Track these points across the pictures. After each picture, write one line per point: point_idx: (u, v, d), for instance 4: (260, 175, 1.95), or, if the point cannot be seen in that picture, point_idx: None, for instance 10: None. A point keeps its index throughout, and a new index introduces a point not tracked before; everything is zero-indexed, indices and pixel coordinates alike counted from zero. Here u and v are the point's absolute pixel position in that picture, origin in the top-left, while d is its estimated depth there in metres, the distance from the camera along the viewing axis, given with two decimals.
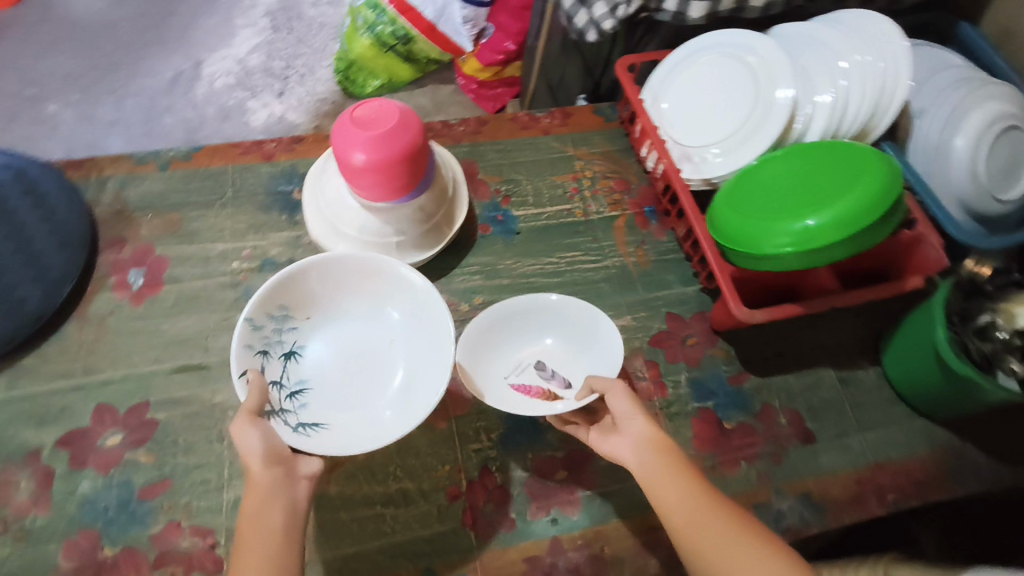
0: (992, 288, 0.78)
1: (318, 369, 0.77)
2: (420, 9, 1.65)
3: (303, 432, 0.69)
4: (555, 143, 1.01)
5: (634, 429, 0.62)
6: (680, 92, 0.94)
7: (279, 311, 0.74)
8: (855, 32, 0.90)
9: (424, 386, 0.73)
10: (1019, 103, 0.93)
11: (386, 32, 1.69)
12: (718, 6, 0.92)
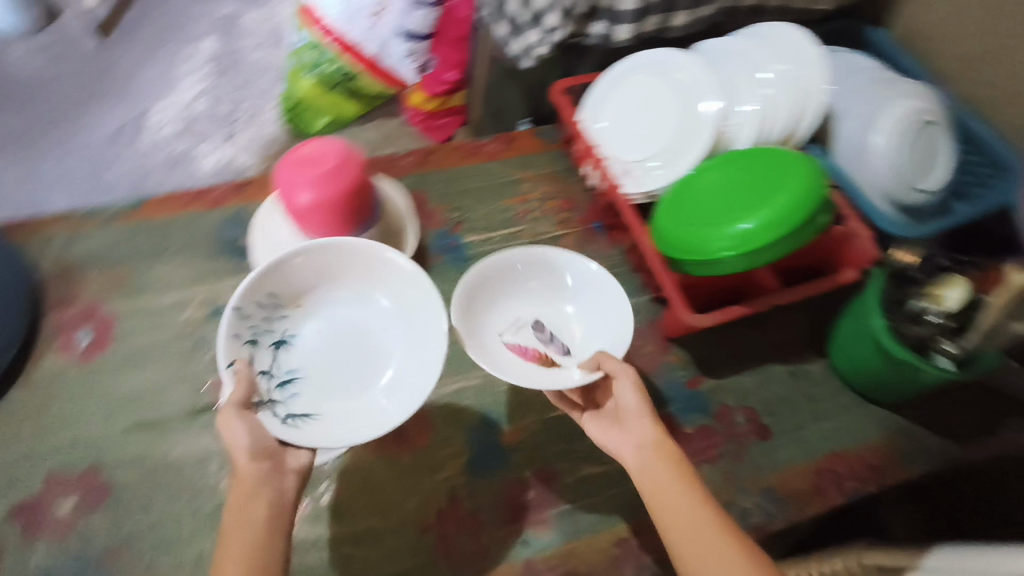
0: (921, 274, 0.81)
1: (311, 356, 0.73)
2: (362, 45, 1.66)
3: (292, 424, 0.66)
4: (501, 168, 1.03)
5: (638, 430, 0.65)
6: (614, 112, 0.97)
7: (268, 298, 0.70)
8: (772, 45, 0.95)
9: (416, 377, 0.69)
10: (930, 99, 0.99)
11: (329, 71, 1.71)
12: (643, 28, 0.97)
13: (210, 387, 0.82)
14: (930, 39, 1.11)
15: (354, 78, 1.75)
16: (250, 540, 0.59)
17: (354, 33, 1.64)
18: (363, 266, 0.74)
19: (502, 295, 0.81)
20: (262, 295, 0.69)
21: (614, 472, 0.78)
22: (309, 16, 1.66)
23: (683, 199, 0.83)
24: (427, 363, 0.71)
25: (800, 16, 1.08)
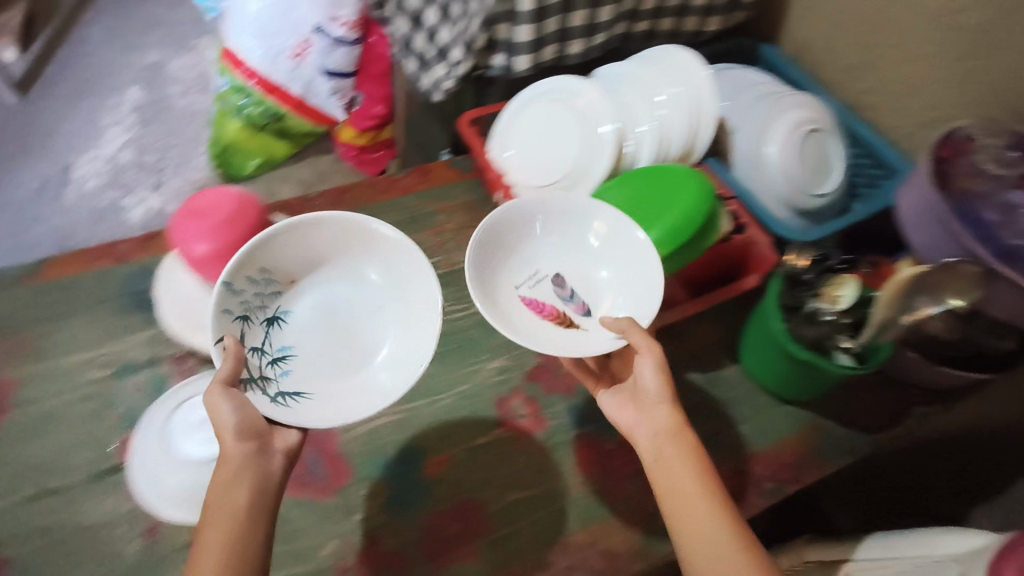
0: (811, 276, 0.85)
1: (302, 330, 0.79)
2: (287, 86, 1.64)
3: (284, 400, 0.72)
4: (416, 201, 1.04)
5: (658, 415, 0.70)
6: (520, 140, 0.99)
7: (260, 274, 0.75)
8: (664, 68, 0.99)
9: (413, 353, 0.77)
10: (818, 108, 1.05)
11: (255, 113, 1.70)
12: (541, 57, 1.00)
13: (119, 448, 0.79)
14: (816, 53, 1.18)
15: (281, 118, 1.74)
16: (231, 520, 0.62)
17: (278, 75, 1.61)
18: (353, 243, 0.81)
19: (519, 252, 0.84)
20: (255, 270, 0.74)
21: (542, 494, 0.79)
22: (231, 57, 1.63)
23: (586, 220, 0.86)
24: (415, 343, 0.78)
25: (693, 38, 1.14)
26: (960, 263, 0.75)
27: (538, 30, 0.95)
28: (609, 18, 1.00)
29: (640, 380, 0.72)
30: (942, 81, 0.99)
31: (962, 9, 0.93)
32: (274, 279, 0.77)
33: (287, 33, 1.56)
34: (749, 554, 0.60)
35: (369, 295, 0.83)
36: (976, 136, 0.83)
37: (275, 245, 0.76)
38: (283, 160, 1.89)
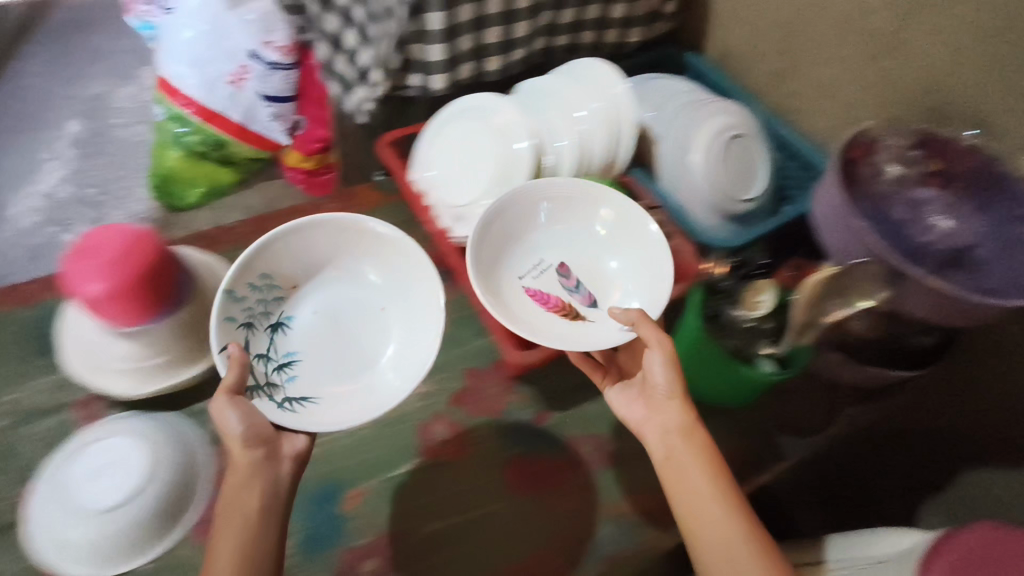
0: (729, 284, 0.87)
1: (307, 336, 0.86)
2: (225, 113, 1.61)
3: (291, 405, 0.77)
4: None
5: (666, 411, 0.74)
6: (440, 161, 0.99)
7: (263, 282, 0.83)
8: (584, 81, 0.99)
9: (416, 347, 0.83)
10: (740, 115, 1.06)
11: (195, 142, 1.65)
12: (457, 76, 0.99)
13: (13, 503, 0.75)
14: (738, 60, 1.19)
15: (223, 146, 1.69)
16: (246, 527, 0.64)
17: (215, 103, 1.59)
18: (354, 245, 0.88)
19: (514, 247, 0.90)
20: (256, 278, 0.82)
21: (457, 526, 0.77)
22: (166, 86, 1.58)
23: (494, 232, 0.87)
24: (414, 340, 0.84)
25: (615, 50, 1.14)
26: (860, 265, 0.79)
27: (450, 50, 0.94)
28: (524, 35, 1.00)
29: (648, 375, 0.75)
30: (857, 82, 1.00)
31: (869, 11, 0.94)
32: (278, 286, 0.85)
33: (223, 60, 1.53)
34: (757, 547, 0.65)
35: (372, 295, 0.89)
36: (884, 137, 0.86)
37: (275, 255, 0.83)
38: (228, 190, 1.80)
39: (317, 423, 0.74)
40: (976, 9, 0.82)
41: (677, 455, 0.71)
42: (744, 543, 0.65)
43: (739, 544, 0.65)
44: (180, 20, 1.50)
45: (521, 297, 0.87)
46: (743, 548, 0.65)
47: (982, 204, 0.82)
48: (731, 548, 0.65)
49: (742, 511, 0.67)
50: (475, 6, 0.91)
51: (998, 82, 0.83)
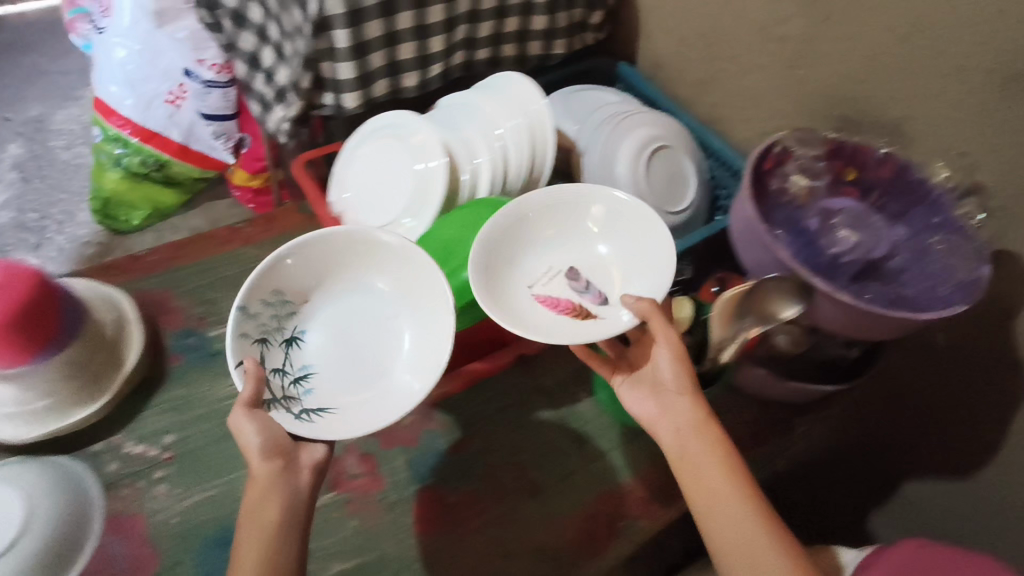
0: None
1: (324, 349, 0.81)
2: (165, 133, 1.56)
3: (307, 418, 0.73)
4: (258, 250, 0.99)
5: (679, 407, 0.71)
6: (357, 180, 0.96)
7: (275, 298, 0.78)
8: (502, 95, 0.96)
9: (432, 350, 0.77)
10: (667, 124, 1.04)
11: (133, 163, 1.60)
12: (372, 93, 0.96)
13: None
14: (670, 69, 1.17)
15: (163, 166, 1.65)
16: (269, 540, 0.63)
17: (153, 123, 1.54)
18: (360, 255, 0.82)
19: (527, 250, 0.85)
20: (268, 294, 0.77)
21: (369, 562, 0.74)
22: (101, 106, 1.53)
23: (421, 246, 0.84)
24: (427, 350, 0.78)
25: (540, 62, 1.12)
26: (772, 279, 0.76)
27: (360, 67, 0.91)
28: (440, 49, 0.97)
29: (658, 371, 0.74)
30: (779, 90, 1.01)
31: (784, 20, 0.95)
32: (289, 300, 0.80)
33: (157, 79, 1.48)
34: (778, 539, 0.63)
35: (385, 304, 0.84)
36: (794, 148, 0.83)
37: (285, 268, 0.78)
38: (174, 208, 1.78)
39: (328, 431, 0.70)
40: (883, 17, 0.82)
41: (691, 451, 0.69)
42: (766, 535, 0.63)
43: (759, 538, 0.63)
44: (111, 35, 1.44)
45: (533, 304, 0.82)
46: (764, 541, 0.63)
47: (896, 210, 0.84)
48: (753, 543, 0.63)
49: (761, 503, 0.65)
50: (384, 21, 0.89)
51: (906, 88, 0.84)
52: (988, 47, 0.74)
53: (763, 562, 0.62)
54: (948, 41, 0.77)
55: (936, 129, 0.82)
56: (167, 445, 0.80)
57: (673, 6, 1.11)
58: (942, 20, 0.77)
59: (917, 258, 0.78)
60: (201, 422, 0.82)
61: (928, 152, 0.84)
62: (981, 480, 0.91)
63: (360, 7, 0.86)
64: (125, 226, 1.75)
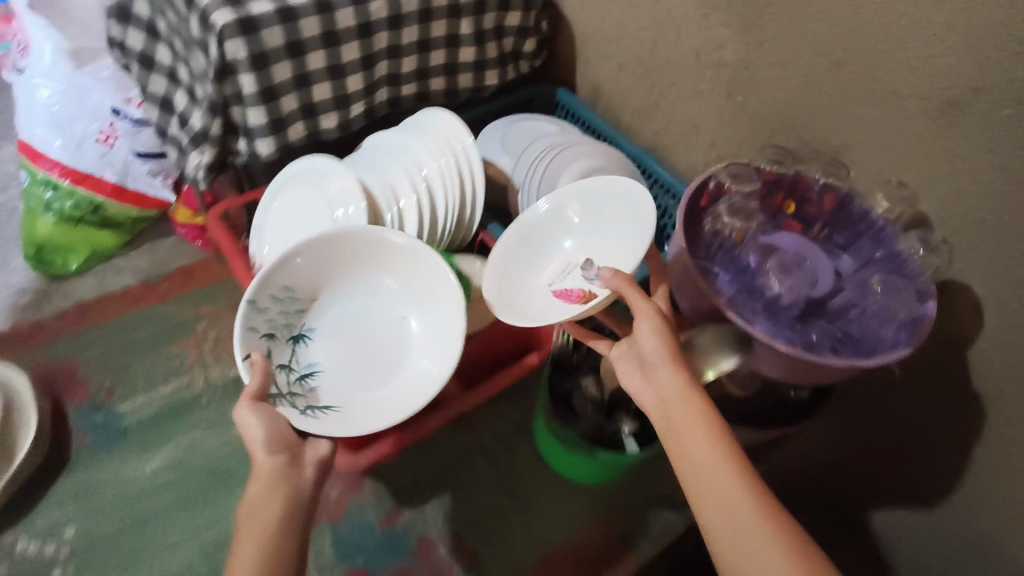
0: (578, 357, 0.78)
1: (331, 346, 0.80)
2: (98, 172, 1.41)
3: (311, 413, 0.72)
4: (174, 309, 0.92)
5: (660, 373, 0.60)
6: (275, 231, 0.90)
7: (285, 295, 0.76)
8: (428, 134, 0.91)
9: (443, 346, 0.77)
10: (605, 155, 1.00)
11: (66, 206, 1.42)
12: (288, 138, 0.90)
13: None
14: (611, 95, 1.13)
15: (100, 208, 1.46)
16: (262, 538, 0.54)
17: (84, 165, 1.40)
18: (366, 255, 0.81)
19: (546, 248, 0.83)
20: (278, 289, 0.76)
21: None
22: (25, 149, 1.38)
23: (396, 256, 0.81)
24: (436, 349, 0.78)
25: (472, 94, 1.07)
26: (703, 330, 0.72)
27: (271, 111, 0.86)
28: (360, 88, 0.92)
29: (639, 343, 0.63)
30: (719, 117, 0.97)
31: (717, 45, 0.92)
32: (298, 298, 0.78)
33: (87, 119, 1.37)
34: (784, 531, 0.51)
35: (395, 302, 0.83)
36: (727, 185, 0.78)
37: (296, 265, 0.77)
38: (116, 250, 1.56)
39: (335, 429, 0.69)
40: (812, 42, 0.80)
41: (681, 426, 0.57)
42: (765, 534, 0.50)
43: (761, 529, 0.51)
44: (31, 73, 1.33)
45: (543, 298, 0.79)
46: (766, 533, 0.50)
47: (845, 238, 0.82)
48: (752, 535, 0.51)
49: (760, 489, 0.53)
50: (294, 62, 0.84)
51: (844, 115, 0.81)
52: (918, 72, 0.71)
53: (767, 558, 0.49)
54: (879, 67, 0.75)
55: (876, 156, 0.79)
56: (66, 540, 0.73)
57: (607, 32, 1.08)
58: (872, 45, 0.74)
59: (863, 293, 0.74)
60: (104, 510, 0.75)
61: (870, 181, 0.81)
62: (949, 514, 0.85)
63: (264, 51, 0.81)
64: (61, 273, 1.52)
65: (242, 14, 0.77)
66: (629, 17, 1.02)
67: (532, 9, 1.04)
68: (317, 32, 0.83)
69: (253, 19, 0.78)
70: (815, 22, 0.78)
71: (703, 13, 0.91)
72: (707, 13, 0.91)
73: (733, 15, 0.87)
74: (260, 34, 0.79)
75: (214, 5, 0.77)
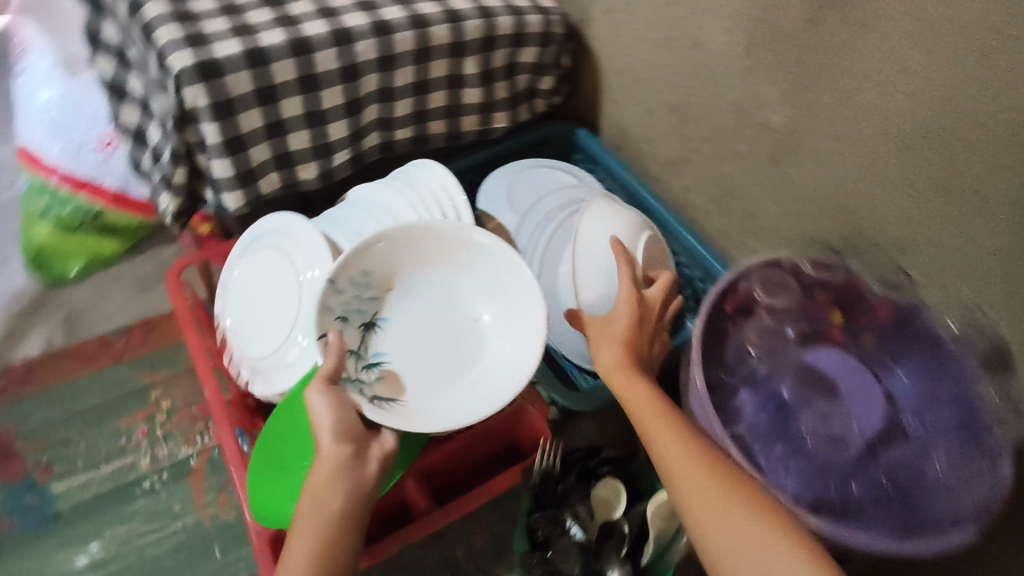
0: (565, 484, 0.67)
1: (401, 334, 0.74)
2: (100, 178, 1.23)
3: (380, 404, 0.68)
4: (129, 373, 0.89)
5: (603, 359, 0.64)
6: (237, 295, 0.79)
7: (359, 280, 0.72)
8: (414, 192, 0.79)
9: (518, 357, 0.72)
10: None
11: (63, 212, 1.24)
12: (258, 192, 0.79)
13: None
14: (637, 143, 0.99)
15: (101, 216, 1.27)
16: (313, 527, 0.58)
17: (86, 171, 1.23)
18: (448, 255, 0.76)
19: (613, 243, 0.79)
20: (355, 273, 0.71)
21: None
22: (27, 155, 1.23)
23: (485, 265, 0.76)
24: (514, 346, 0.73)
25: (477, 137, 0.95)
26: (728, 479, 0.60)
27: (238, 164, 0.75)
28: (344, 135, 0.81)
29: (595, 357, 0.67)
30: (757, 184, 0.82)
31: (762, 104, 0.77)
32: (370, 286, 0.73)
33: (90, 123, 1.22)
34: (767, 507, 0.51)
35: (469, 292, 0.77)
36: (758, 295, 0.67)
37: (377, 250, 0.73)
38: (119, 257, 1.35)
39: (407, 424, 0.66)
40: (879, 119, 0.65)
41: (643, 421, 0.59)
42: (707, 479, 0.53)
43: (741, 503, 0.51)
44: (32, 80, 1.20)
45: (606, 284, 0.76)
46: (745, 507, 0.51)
47: (898, 348, 0.68)
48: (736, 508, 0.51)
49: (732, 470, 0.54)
50: (265, 109, 0.73)
51: (911, 209, 0.66)
52: (1016, 176, 0.56)
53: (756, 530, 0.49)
54: (963, 162, 0.59)
55: (944, 264, 0.64)
56: None
57: (636, 72, 0.93)
58: (965, 132, 0.58)
59: (922, 453, 0.62)
60: None
61: (937, 288, 0.65)
62: None
63: (229, 98, 0.70)
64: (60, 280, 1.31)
65: (202, 58, 0.67)
66: (661, 59, 0.87)
67: (551, 44, 0.91)
68: (292, 76, 0.72)
69: (215, 63, 0.67)
70: (884, 96, 0.63)
71: (747, 66, 0.76)
72: (752, 67, 0.75)
73: (783, 73, 0.72)
74: (224, 80, 0.68)
75: (171, 46, 0.67)
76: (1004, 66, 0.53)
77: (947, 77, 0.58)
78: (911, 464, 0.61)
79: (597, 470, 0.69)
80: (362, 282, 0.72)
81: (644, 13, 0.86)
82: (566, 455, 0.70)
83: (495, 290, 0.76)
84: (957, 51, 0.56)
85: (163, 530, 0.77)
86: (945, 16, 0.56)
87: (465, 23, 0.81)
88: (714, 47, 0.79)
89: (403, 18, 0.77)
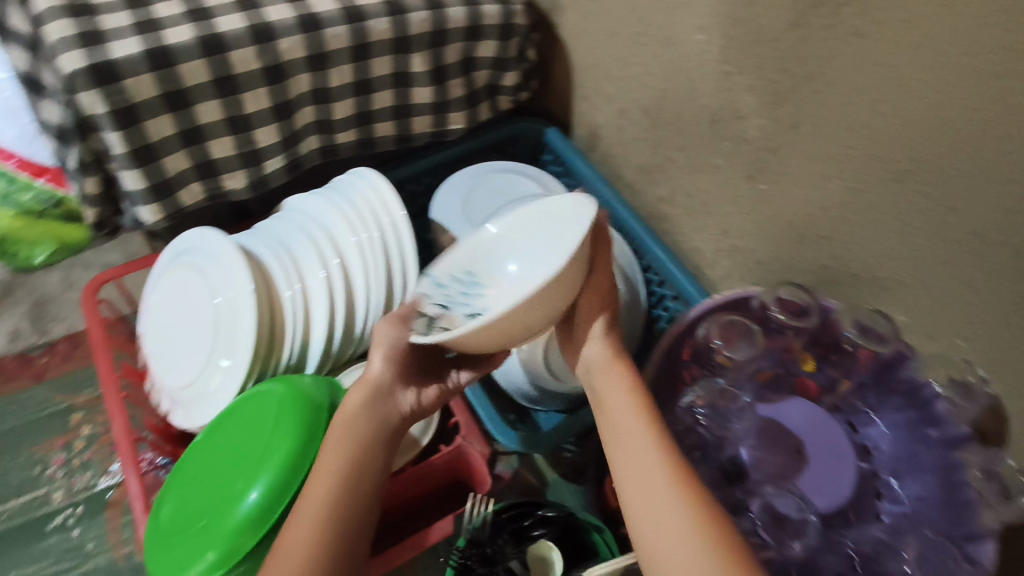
0: (495, 544, 0.61)
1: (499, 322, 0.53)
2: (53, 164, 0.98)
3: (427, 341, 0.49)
4: (48, 393, 0.97)
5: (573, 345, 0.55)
6: (161, 315, 0.73)
7: (467, 280, 0.57)
8: (350, 204, 0.70)
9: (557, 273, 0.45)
10: None
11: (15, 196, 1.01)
12: (178, 205, 0.72)
13: None
14: (610, 145, 0.90)
15: (63, 202, 1.04)
16: (340, 471, 0.49)
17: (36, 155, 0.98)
18: (542, 230, 0.56)
19: None
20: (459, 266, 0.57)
21: None
22: None
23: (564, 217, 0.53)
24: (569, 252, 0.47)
25: (433, 138, 0.86)
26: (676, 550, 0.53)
27: (151, 173, 0.68)
28: (276, 141, 0.74)
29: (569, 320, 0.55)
30: (733, 202, 0.73)
31: (740, 114, 0.67)
32: (481, 285, 0.57)
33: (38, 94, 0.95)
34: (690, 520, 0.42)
35: (547, 253, 0.55)
36: (716, 345, 0.63)
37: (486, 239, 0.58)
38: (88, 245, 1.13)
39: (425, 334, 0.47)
40: (867, 141, 0.56)
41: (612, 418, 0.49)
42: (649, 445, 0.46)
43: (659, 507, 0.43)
44: None
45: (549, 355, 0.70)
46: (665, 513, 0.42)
47: (877, 400, 0.62)
48: (653, 512, 0.43)
49: (691, 489, 0.43)
50: (176, 115, 0.66)
51: (892, 247, 0.57)
52: None
53: (666, 537, 0.42)
54: (960, 195, 0.51)
55: (926, 313, 0.57)
56: None
57: (609, 68, 0.83)
58: (958, 168, 0.50)
59: (893, 541, 0.54)
60: None
61: (924, 335, 0.58)
62: None
63: (132, 104, 0.62)
64: (19, 266, 1.09)
65: (96, 59, 0.59)
66: (633, 56, 0.78)
67: (513, 37, 0.82)
68: (206, 77, 0.65)
69: (111, 65, 0.60)
70: (871, 116, 0.54)
71: (724, 70, 0.66)
72: (730, 71, 0.65)
73: (763, 80, 0.62)
74: (123, 84, 0.61)
75: (61, 44, 0.59)
76: (1007, 93, 0.45)
77: (948, 100, 0.49)
78: (881, 549, 0.54)
79: (529, 533, 0.62)
80: (472, 281, 0.56)
81: (617, 4, 0.76)
82: (496, 516, 0.63)
83: (571, 232, 0.51)
84: (959, 67, 0.47)
85: (74, 568, 0.82)
86: (955, 25, 0.46)
87: (409, 15, 0.72)
88: (689, 47, 0.69)
89: (336, 9, 0.69)
